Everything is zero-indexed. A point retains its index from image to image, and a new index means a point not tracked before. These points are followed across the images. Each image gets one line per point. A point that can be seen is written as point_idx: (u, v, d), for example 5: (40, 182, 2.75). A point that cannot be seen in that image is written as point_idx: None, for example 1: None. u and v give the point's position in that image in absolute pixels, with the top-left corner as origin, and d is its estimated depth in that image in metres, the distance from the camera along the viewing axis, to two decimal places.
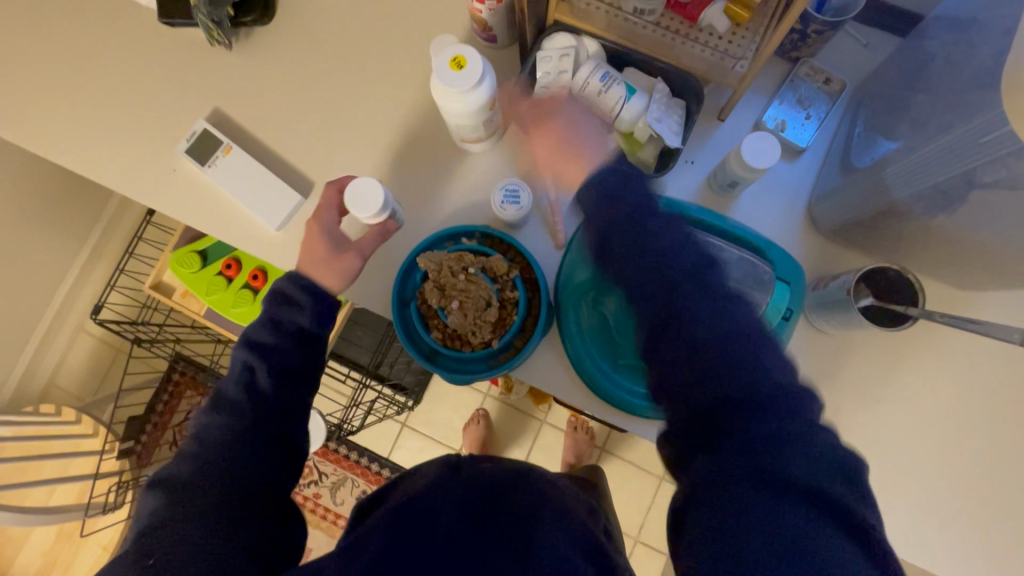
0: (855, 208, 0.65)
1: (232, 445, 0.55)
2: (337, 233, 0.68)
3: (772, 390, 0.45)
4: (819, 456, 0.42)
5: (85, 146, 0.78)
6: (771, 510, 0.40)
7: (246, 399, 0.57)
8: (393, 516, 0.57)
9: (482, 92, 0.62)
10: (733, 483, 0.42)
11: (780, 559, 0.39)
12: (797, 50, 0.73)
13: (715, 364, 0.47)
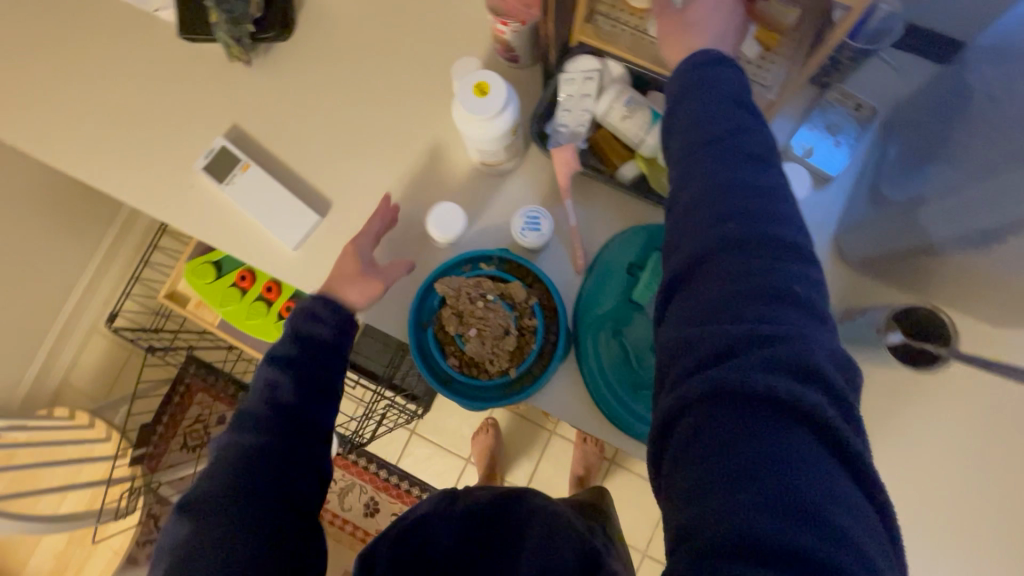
0: (888, 244, 0.64)
1: (256, 462, 0.53)
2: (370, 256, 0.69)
3: (786, 293, 0.38)
4: (822, 380, 0.36)
5: (103, 161, 0.78)
6: (755, 427, 0.35)
7: (266, 415, 0.56)
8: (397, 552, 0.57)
9: (506, 118, 0.61)
10: (722, 402, 0.36)
11: (759, 488, 0.33)
12: (828, 75, 0.71)
13: (725, 254, 0.40)
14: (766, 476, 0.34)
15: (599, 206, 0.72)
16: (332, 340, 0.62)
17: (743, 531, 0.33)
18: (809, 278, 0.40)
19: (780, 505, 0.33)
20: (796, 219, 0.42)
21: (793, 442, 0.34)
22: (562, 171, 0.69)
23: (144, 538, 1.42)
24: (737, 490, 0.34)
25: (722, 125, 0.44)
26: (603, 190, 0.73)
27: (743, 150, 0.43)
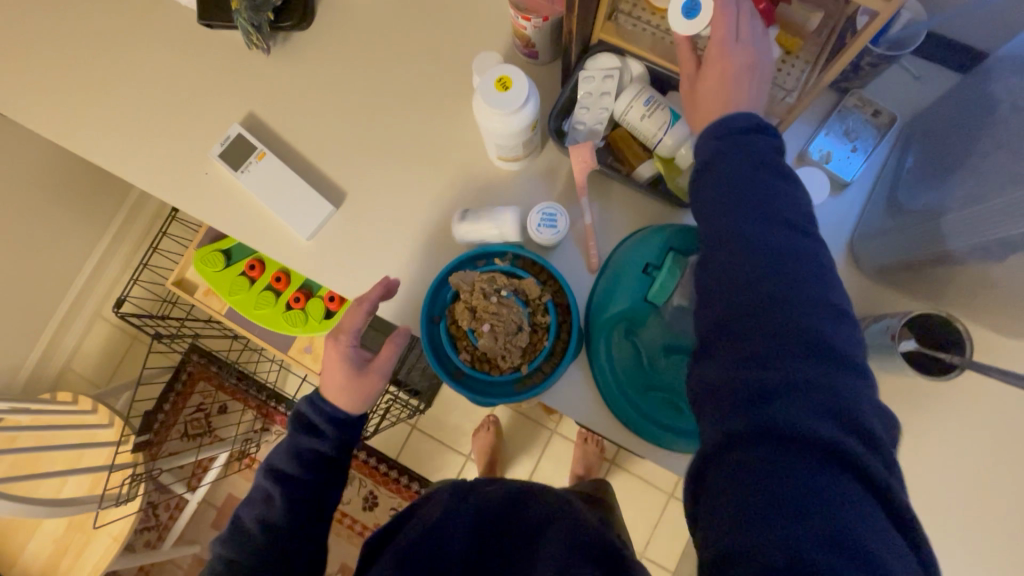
0: (904, 251, 0.63)
1: (271, 539, 0.62)
2: (356, 355, 0.68)
3: (820, 340, 0.40)
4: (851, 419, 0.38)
5: (118, 145, 0.78)
6: (786, 460, 0.37)
7: (275, 502, 0.64)
8: (406, 554, 0.56)
9: (525, 115, 0.61)
10: (757, 438, 0.38)
11: (807, 527, 0.34)
12: (847, 81, 0.71)
13: (761, 298, 0.42)
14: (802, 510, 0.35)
15: (614, 205, 0.72)
16: (328, 447, 0.66)
17: (787, 562, 0.33)
18: (844, 326, 0.41)
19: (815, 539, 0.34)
20: (830, 271, 0.43)
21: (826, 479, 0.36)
22: (579, 169, 0.68)
23: (142, 525, 1.45)
24: (783, 529, 0.35)
25: (757, 175, 0.46)
26: (618, 188, 0.73)
27: (776, 201, 0.45)
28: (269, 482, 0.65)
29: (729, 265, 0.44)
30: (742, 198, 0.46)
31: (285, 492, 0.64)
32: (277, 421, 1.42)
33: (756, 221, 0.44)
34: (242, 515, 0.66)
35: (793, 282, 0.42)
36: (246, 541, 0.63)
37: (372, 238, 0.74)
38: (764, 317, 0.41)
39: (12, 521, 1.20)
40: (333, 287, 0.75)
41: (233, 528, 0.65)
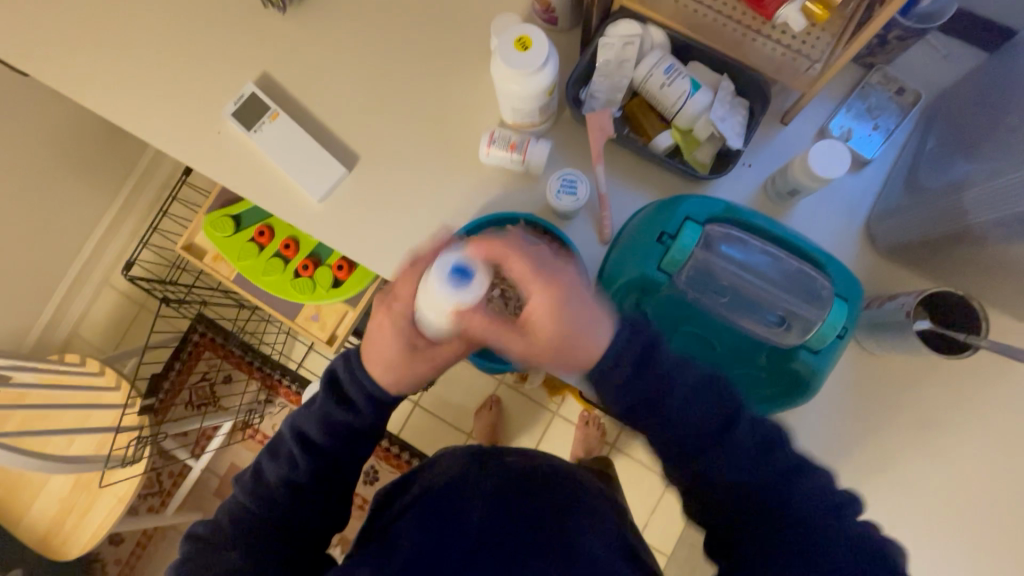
0: (922, 228, 0.62)
1: (298, 500, 0.58)
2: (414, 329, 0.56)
3: (808, 511, 0.44)
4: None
5: (131, 100, 0.78)
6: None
7: (301, 466, 0.58)
8: (424, 511, 0.56)
9: (544, 77, 0.60)
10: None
11: None
12: (872, 55, 0.70)
13: (760, 495, 0.45)
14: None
15: (627, 177, 0.71)
16: (364, 427, 0.59)
17: None
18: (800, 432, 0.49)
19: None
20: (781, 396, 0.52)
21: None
22: (595, 137, 0.67)
23: (146, 490, 1.47)
24: None
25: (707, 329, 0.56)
26: (633, 160, 0.72)
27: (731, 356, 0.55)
28: (297, 446, 0.58)
29: (720, 465, 0.46)
30: (702, 406, 0.46)
31: (314, 460, 0.58)
32: (282, 392, 1.43)
33: (718, 420, 0.47)
34: (264, 466, 0.59)
35: (782, 468, 0.45)
36: (269, 498, 0.58)
37: (383, 201, 0.74)
38: (757, 509, 0.46)
39: (19, 479, 1.22)
40: (343, 251, 0.75)
41: (252, 477, 0.59)
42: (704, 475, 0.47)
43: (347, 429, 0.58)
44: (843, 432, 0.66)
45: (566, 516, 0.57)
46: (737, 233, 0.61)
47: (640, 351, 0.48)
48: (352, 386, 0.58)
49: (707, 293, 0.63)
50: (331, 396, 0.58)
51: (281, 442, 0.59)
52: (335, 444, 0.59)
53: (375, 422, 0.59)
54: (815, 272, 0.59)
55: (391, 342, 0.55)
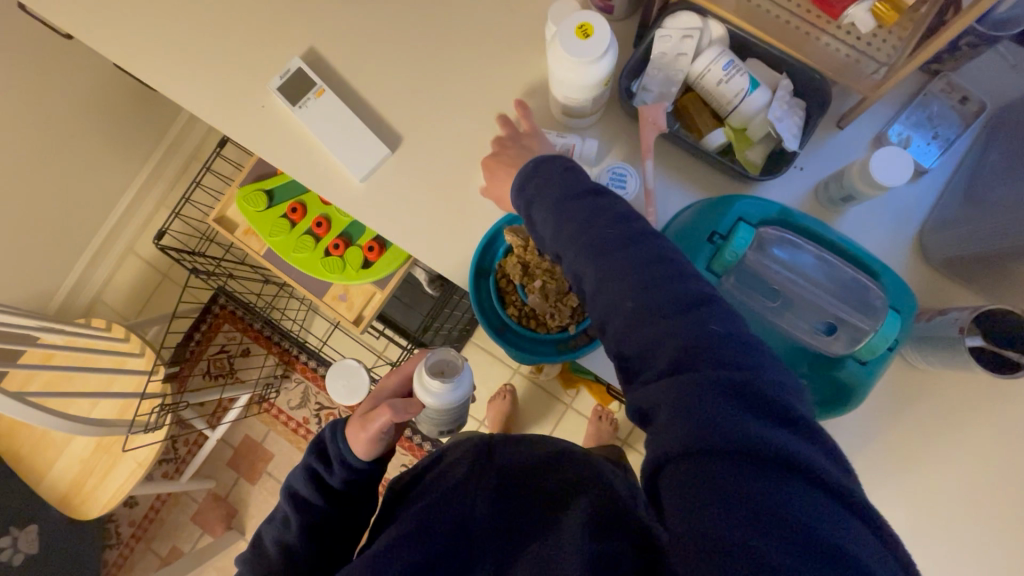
0: (980, 242, 0.61)
1: (290, 562, 0.60)
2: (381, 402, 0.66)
3: (730, 353, 0.38)
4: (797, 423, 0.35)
5: (176, 68, 0.77)
6: (752, 475, 0.33)
7: (293, 525, 0.62)
8: (428, 516, 0.56)
9: (603, 67, 0.59)
10: (692, 460, 0.35)
11: (772, 537, 0.31)
12: (939, 61, 0.67)
13: (674, 343, 0.40)
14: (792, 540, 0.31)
15: (675, 173, 0.70)
16: (339, 485, 0.63)
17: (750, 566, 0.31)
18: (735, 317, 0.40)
19: (812, 564, 0.30)
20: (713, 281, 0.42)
21: (789, 493, 0.32)
22: (647, 130, 0.66)
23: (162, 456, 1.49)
24: (745, 528, 0.32)
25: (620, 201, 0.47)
26: (682, 156, 0.70)
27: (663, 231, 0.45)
28: (287, 505, 0.63)
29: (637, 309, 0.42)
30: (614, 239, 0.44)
31: (304, 517, 0.62)
32: (299, 368, 1.46)
33: (622, 247, 0.44)
34: (264, 535, 0.64)
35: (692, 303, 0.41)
36: (268, 564, 0.61)
37: (425, 184, 0.73)
38: (663, 349, 0.40)
39: (42, 438, 1.24)
40: (382, 231, 0.74)
41: (254, 547, 0.64)
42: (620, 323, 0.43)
43: (327, 486, 0.63)
44: (878, 447, 0.65)
45: (567, 500, 0.54)
46: (789, 235, 0.60)
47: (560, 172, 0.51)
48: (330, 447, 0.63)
49: (753, 293, 0.61)
50: (313, 459, 0.64)
51: (278, 509, 0.65)
52: (323, 498, 0.63)
53: (347, 479, 0.63)
54: (868, 281, 0.58)
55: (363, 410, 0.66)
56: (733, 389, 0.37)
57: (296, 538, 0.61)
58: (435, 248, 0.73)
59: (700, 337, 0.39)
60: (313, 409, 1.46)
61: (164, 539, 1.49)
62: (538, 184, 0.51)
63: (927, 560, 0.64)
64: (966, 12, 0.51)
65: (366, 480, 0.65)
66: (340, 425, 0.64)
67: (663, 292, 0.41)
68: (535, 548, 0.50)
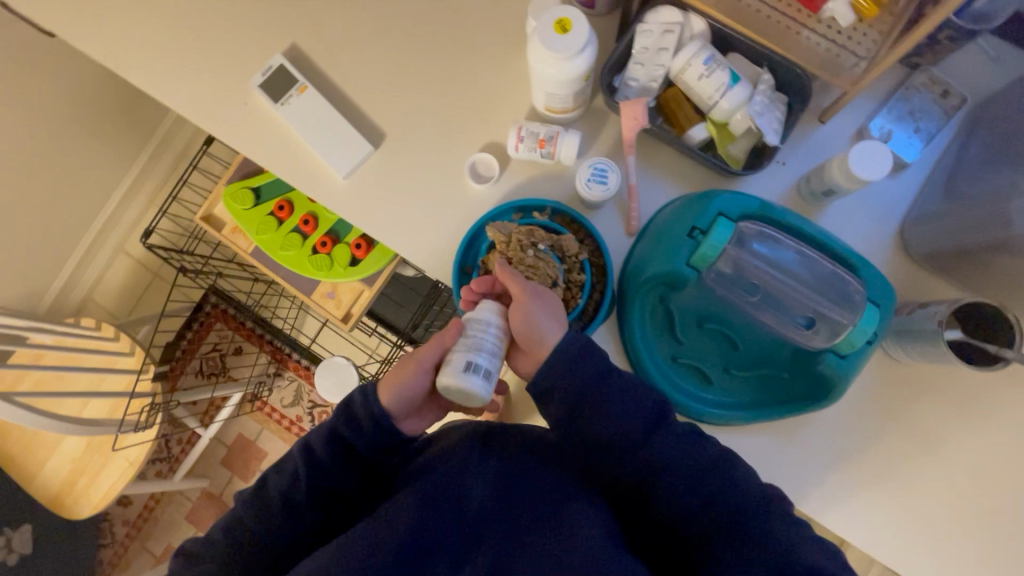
0: (958, 235, 0.61)
1: (296, 518, 0.61)
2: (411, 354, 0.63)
3: (737, 498, 0.53)
4: (809, 539, 0.50)
5: (158, 66, 0.77)
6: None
7: (301, 484, 0.61)
8: (425, 494, 0.55)
9: (582, 62, 0.59)
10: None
11: None
12: (919, 55, 0.67)
13: (703, 495, 0.54)
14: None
15: (658, 169, 0.70)
16: (363, 447, 0.62)
17: None
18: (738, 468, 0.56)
19: None
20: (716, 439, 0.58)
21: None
22: (629, 127, 0.66)
23: (155, 455, 1.49)
24: None
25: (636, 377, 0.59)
26: (665, 151, 0.70)
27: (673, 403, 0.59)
28: (299, 461, 0.62)
29: (670, 474, 0.55)
30: (642, 412, 0.57)
31: (314, 479, 0.61)
32: (291, 366, 1.45)
33: (649, 423, 0.57)
34: (269, 481, 0.63)
35: (711, 463, 0.55)
36: (270, 516, 0.60)
37: (409, 182, 0.73)
38: (695, 510, 0.54)
39: (33, 439, 1.24)
40: (366, 229, 0.74)
41: (257, 489, 0.63)
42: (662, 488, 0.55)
43: (346, 449, 0.62)
44: (860, 440, 0.65)
45: (566, 496, 0.55)
46: (769, 231, 0.60)
47: (579, 357, 0.57)
48: (362, 406, 0.61)
49: (735, 290, 0.62)
50: (341, 414, 0.62)
51: (285, 459, 0.63)
52: (336, 459, 0.62)
53: (372, 445, 0.62)
54: (847, 275, 0.58)
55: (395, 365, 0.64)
56: (758, 521, 0.52)
57: (302, 494, 0.61)
58: (419, 246, 0.73)
59: (723, 487, 0.54)
60: (306, 407, 1.47)
61: (158, 538, 1.49)
62: (557, 372, 0.57)
63: (910, 553, 0.64)
64: (942, 5, 0.51)
65: (388, 448, 0.64)
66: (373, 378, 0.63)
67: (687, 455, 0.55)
68: (537, 538, 0.51)
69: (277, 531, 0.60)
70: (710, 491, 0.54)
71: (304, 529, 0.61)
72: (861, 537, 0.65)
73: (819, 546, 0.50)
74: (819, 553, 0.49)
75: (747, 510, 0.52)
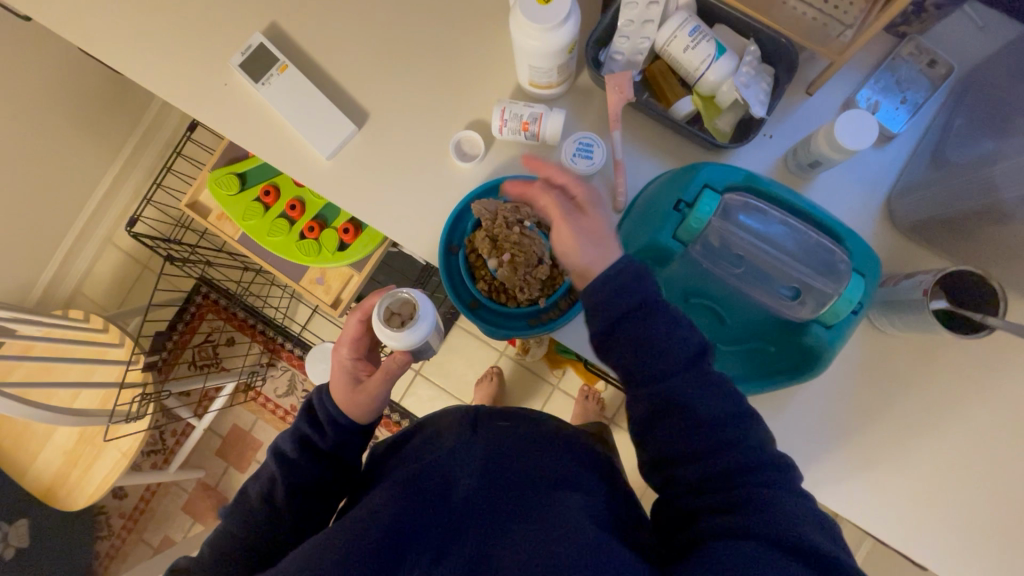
0: (944, 205, 0.61)
1: (276, 518, 0.60)
2: (354, 370, 0.67)
3: (757, 462, 0.47)
4: (810, 519, 0.43)
5: (134, 47, 0.75)
6: (777, 567, 0.40)
7: (279, 484, 0.61)
8: (413, 485, 0.56)
9: (565, 33, 0.58)
10: (719, 552, 0.42)
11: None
12: (906, 24, 0.66)
13: (710, 445, 0.48)
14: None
15: (645, 144, 0.69)
16: (325, 445, 0.63)
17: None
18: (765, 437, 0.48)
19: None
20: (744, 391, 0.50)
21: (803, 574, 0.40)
22: (614, 100, 0.65)
23: (149, 447, 1.48)
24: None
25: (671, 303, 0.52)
26: (652, 126, 0.69)
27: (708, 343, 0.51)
28: (274, 465, 0.62)
29: (678, 413, 0.49)
30: (677, 348, 0.50)
31: (288, 477, 0.61)
32: (284, 356, 1.45)
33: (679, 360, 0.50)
34: (248, 488, 0.64)
35: (724, 416, 0.48)
36: (254, 517, 0.60)
37: (396, 162, 0.72)
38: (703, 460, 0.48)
39: (25, 432, 1.23)
40: (352, 211, 0.73)
41: (245, 495, 0.63)
42: (662, 427, 0.50)
43: (313, 447, 0.63)
44: (846, 412, 0.66)
45: (552, 488, 0.56)
46: (756, 202, 0.59)
47: (627, 282, 0.51)
48: (320, 409, 0.64)
49: (719, 262, 0.63)
50: (304, 419, 0.65)
51: (262, 467, 0.64)
52: (305, 452, 0.63)
53: (337, 442, 0.63)
54: (834, 245, 0.58)
55: (337, 385, 0.65)
56: (756, 493, 0.45)
57: (281, 490, 0.61)
58: (405, 227, 0.72)
59: (728, 445, 0.48)
60: (300, 396, 1.46)
61: (155, 530, 1.49)
62: (600, 293, 0.52)
63: (899, 521, 0.65)
64: None
65: (362, 435, 0.66)
66: (335, 409, 0.63)
67: (714, 398, 0.49)
68: (521, 529, 0.50)
69: (261, 533, 0.60)
70: (711, 446, 0.48)
71: (288, 533, 0.60)
72: (849, 508, 0.66)
73: (819, 533, 0.42)
74: (814, 534, 0.42)
75: (747, 478, 0.46)
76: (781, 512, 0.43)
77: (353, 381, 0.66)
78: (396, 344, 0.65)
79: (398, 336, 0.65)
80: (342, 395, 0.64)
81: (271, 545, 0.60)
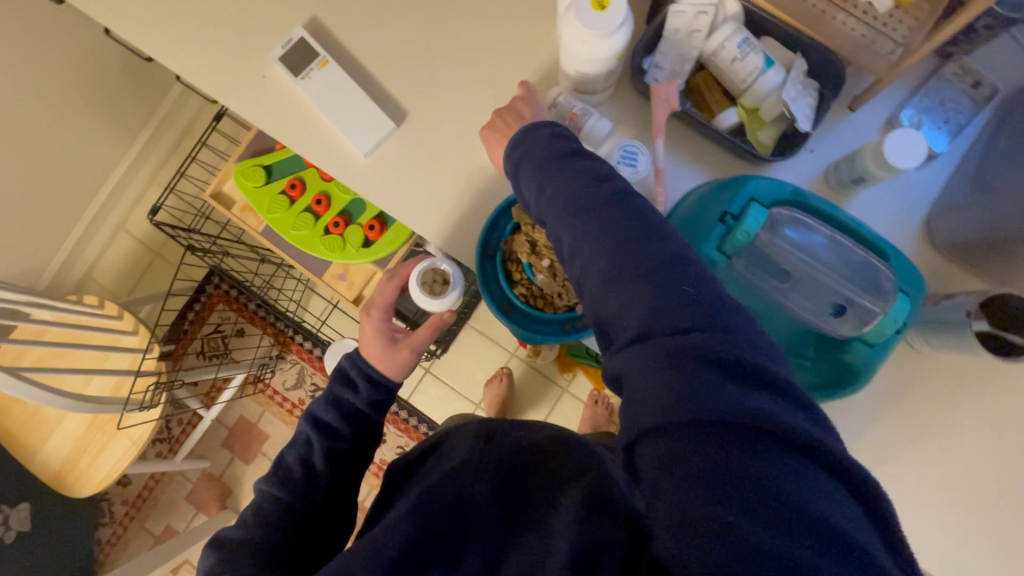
0: (989, 227, 0.60)
1: (310, 482, 0.60)
2: (388, 330, 0.69)
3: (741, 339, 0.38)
4: (791, 406, 0.36)
5: (172, 34, 0.74)
6: (766, 470, 0.33)
7: (316, 454, 0.62)
8: (426, 496, 0.53)
9: (617, 41, 0.57)
10: (695, 453, 0.35)
11: (772, 502, 0.32)
12: (954, 44, 0.67)
13: (678, 313, 0.40)
14: (803, 519, 0.31)
15: (686, 153, 0.69)
16: (363, 405, 0.65)
17: (737, 513, 0.32)
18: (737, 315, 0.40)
19: (818, 541, 0.30)
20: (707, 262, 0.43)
21: (809, 479, 0.33)
22: (659, 108, 0.65)
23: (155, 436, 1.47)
24: (754, 492, 0.32)
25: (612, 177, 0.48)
26: (694, 136, 0.69)
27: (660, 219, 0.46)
28: (310, 429, 0.64)
29: (639, 294, 0.42)
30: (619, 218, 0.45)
31: (326, 445, 0.62)
32: (294, 349, 1.44)
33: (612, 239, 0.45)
34: (285, 456, 0.64)
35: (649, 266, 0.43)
36: (291, 484, 0.61)
37: (433, 163, 0.72)
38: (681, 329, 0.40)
39: (35, 416, 1.22)
40: (387, 209, 0.73)
41: (276, 470, 0.63)
42: (623, 308, 0.42)
43: (351, 410, 0.64)
44: (878, 428, 0.66)
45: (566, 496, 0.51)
46: (803, 217, 0.60)
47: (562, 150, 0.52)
48: (351, 368, 0.66)
49: (763, 274, 0.62)
50: (337, 384, 0.66)
51: (295, 434, 0.65)
52: (348, 423, 0.64)
53: (372, 402, 0.65)
54: (878, 262, 0.59)
55: (374, 343, 0.67)
56: (736, 377, 0.37)
57: (321, 450, 0.62)
58: (441, 227, 0.72)
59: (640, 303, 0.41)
60: (309, 390, 1.45)
61: (157, 518, 1.48)
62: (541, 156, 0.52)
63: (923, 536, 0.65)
64: None
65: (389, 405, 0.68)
66: (373, 368, 0.66)
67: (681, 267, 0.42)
68: (525, 541, 0.47)
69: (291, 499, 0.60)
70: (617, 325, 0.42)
71: (316, 504, 0.60)
72: None
73: (797, 414, 0.35)
74: (773, 402, 0.35)
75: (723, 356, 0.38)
76: (766, 403, 0.35)
77: (389, 340, 0.68)
78: (433, 305, 0.71)
79: (435, 297, 0.71)
80: (378, 353, 0.67)
81: (295, 517, 0.59)
